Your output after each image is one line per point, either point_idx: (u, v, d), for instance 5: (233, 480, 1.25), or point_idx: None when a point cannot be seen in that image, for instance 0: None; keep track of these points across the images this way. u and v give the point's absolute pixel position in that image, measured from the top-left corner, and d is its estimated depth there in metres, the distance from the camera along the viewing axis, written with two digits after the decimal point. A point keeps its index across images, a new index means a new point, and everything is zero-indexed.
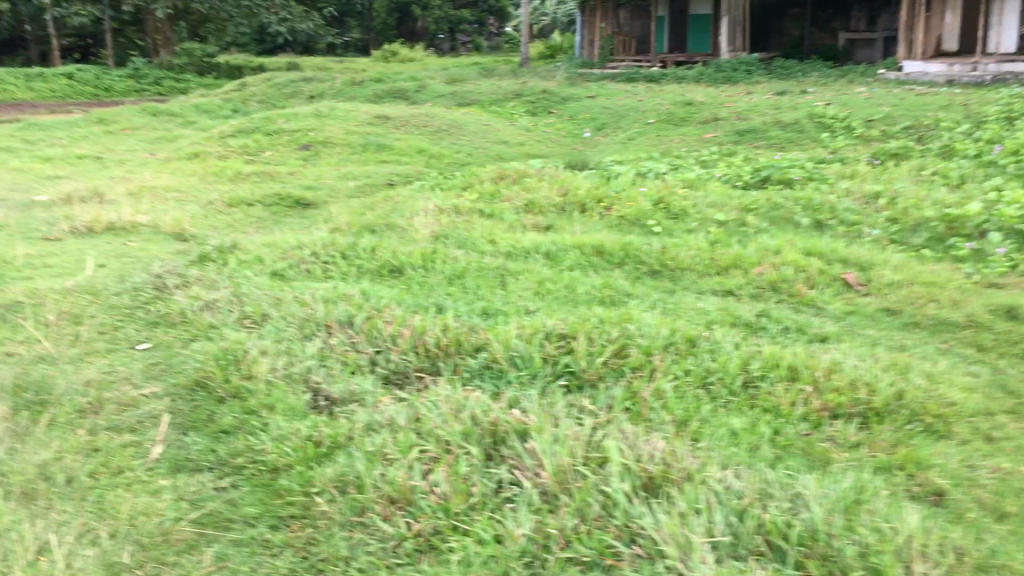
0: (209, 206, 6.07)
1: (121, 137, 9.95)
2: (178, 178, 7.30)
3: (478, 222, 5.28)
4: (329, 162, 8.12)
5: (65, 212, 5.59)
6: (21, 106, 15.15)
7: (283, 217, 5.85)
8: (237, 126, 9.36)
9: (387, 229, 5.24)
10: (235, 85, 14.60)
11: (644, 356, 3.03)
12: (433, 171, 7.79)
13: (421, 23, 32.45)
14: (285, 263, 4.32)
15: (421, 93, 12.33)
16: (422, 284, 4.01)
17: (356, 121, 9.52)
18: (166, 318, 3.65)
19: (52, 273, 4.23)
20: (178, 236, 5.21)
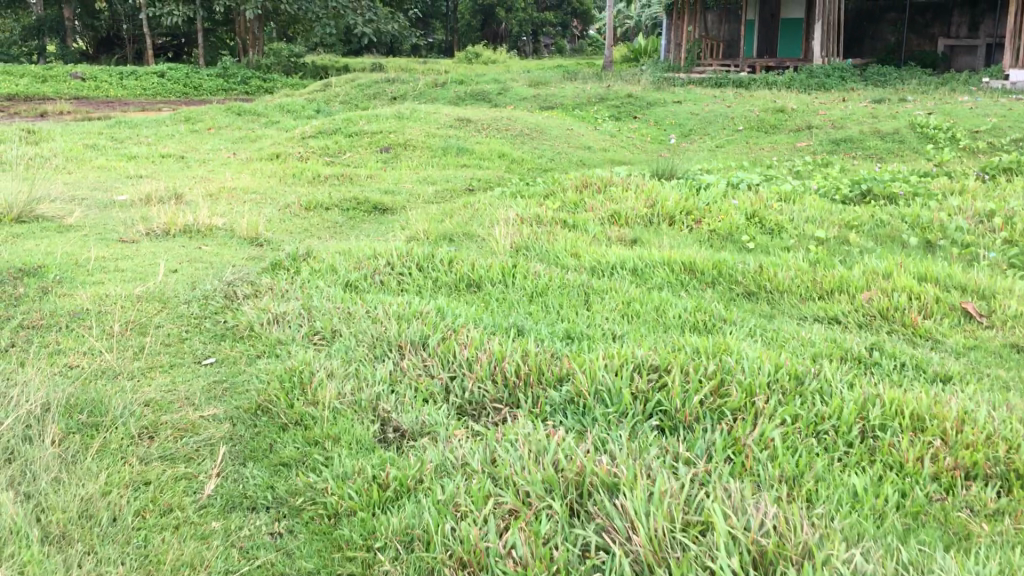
0: (285, 209, 5.94)
1: (205, 136, 9.99)
2: (257, 179, 7.22)
3: (561, 234, 5.00)
4: (409, 166, 7.95)
5: (143, 213, 5.52)
6: (112, 102, 15.50)
7: (359, 223, 5.68)
8: (319, 127, 9.29)
9: (465, 239, 5.00)
10: (319, 84, 14.64)
11: (746, 396, 2.71)
12: (514, 177, 7.55)
13: (505, 24, 32.41)
14: (358, 273, 4.12)
15: (503, 95, 12.14)
16: (501, 302, 3.75)
17: (438, 124, 9.35)
18: (233, 331, 3.47)
19: (124, 277, 4.12)
20: (253, 239, 5.08)
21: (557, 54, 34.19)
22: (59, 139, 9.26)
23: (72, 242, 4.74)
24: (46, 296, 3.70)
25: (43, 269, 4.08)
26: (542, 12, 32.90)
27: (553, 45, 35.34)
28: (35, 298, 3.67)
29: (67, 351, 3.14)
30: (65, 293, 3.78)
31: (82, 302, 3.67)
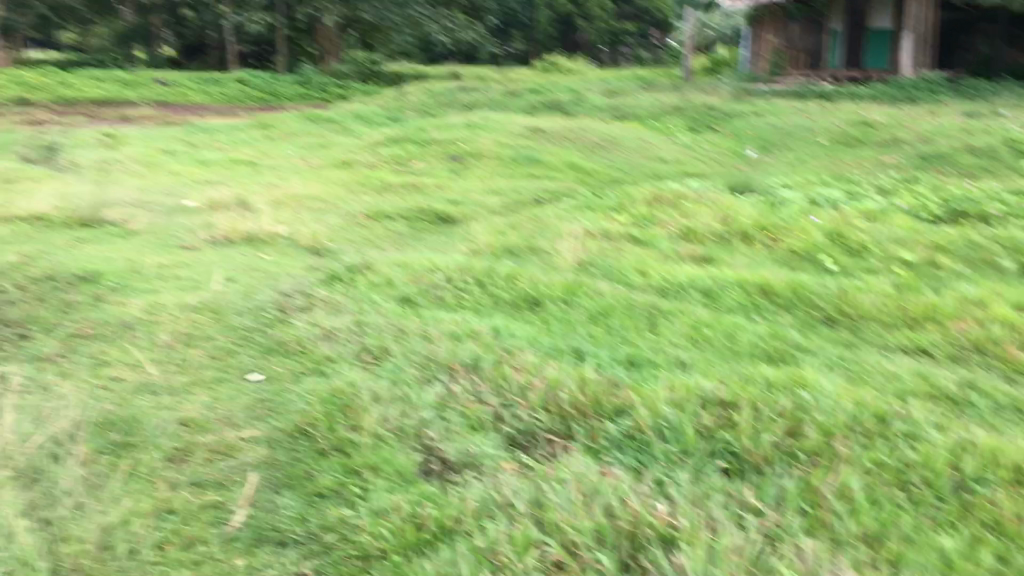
0: (349, 218, 5.86)
1: (278, 143, 10.05)
2: (325, 187, 7.18)
3: (629, 250, 4.79)
4: (478, 175, 7.83)
5: (207, 219, 5.50)
6: (194, 108, 15.82)
7: (422, 234, 5.56)
8: (390, 135, 9.23)
9: (529, 253, 4.83)
10: (395, 92, 14.66)
11: (824, 440, 2.46)
12: (585, 189, 7.36)
13: (583, 33, 32.24)
14: (415, 287, 3.98)
15: (578, 105, 11.95)
16: (562, 322, 3.55)
17: (509, 133, 9.21)
18: (283, 345, 3.36)
19: (179, 286, 4.06)
20: (313, 249, 5.00)
21: (636, 63, 33.87)
22: (137, 143, 9.41)
23: (134, 249, 4.73)
24: (100, 304, 3.65)
25: (100, 276, 4.05)
26: (622, 21, 32.63)
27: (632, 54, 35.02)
28: (88, 306, 3.62)
29: (113, 362, 3.07)
30: (119, 301, 3.74)
31: (134, 312, 3.61)
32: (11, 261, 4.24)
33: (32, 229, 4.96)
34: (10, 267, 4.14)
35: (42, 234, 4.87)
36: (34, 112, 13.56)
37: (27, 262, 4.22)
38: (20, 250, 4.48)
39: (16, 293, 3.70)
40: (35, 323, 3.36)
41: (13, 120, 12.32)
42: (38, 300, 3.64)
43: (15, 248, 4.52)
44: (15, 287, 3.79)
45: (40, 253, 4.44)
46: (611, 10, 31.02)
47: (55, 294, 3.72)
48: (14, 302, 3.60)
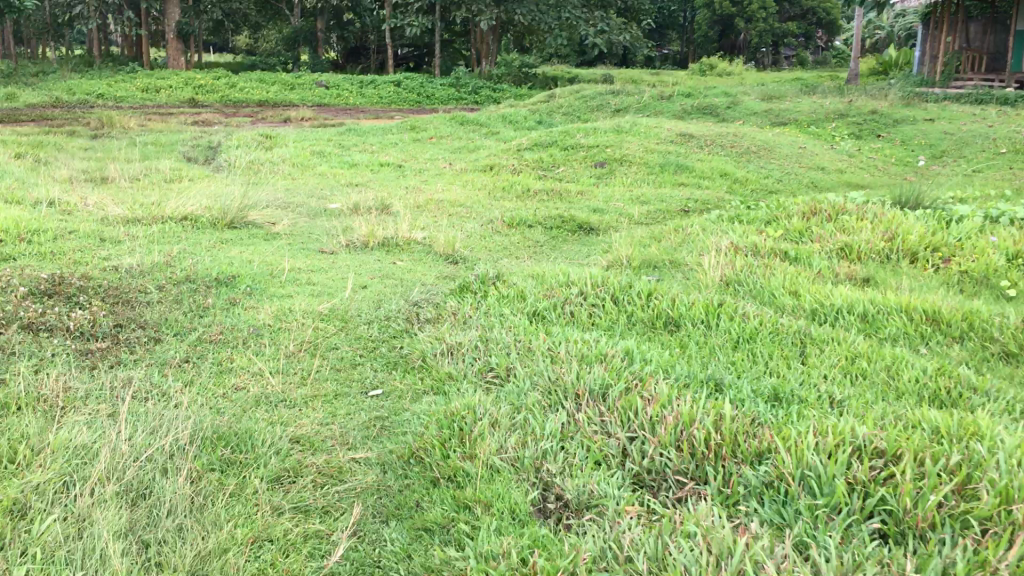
0: (488, 224, 5.77)
1: (426, 146, 10.13)
2: (467, 192, 7.14)
3: (779, 268, 4.44)
4: (623, 182, 7.60)
5: (348, 224, 5.54)
6: (352, 110, 16.31)
7: (560, 243, 5.39)
8: (536, 139, 9.13)
9: (670, 269, 4.57)
10: (545, 95, 14.60)
11: (1003, 505, 2.08)
12: (735, 199, 6.99)
13: (743, 35, 31.31)
14: (547, 302, 3.81)
15: (733, 109, 11.50)
16: (701, 347, 3.29)
17: (658, 139, 8.91)
18: (406, 360, 3.27)
19: (312, 293, 4.06)
20: (449, 256, 4.92)
21: (797, 66, 32.62)
22: (292, 145, 9.70)
23: (273, 252, 4.79)
24: (233, 309, 3.68)
25: (237, 279, 4.10)
26: (785, 21, 31.48)
27: (794, 55, 33.74)
28: (222, 311, 3.66)
29: (237, 370, 3.06)
30: (253, 306, 3.76)
31: (264, 318, 3.62)
32: (157, 261, 4.36)
33: (181, 229, 5.12)
34: (155, 268, 4.26)
35: (191, 235, 5.01)
36: (204, 112, 14.28)
37: (171, 264, 4.33)
38: (167, 250, 4.62)
39: (156, 295, 3.78)
40: (168, 327, 3.41)
41: (184, 121, 13.01)
42: (176, 303, 3.70)
43: (163, 248, 4.66)
44: (155, 289, 3.88)
45: (184, 254, 4.55)
46: (774, 11, 30.00)
47: (192, 298, 3.78)
48: (152, 304, 3.67)
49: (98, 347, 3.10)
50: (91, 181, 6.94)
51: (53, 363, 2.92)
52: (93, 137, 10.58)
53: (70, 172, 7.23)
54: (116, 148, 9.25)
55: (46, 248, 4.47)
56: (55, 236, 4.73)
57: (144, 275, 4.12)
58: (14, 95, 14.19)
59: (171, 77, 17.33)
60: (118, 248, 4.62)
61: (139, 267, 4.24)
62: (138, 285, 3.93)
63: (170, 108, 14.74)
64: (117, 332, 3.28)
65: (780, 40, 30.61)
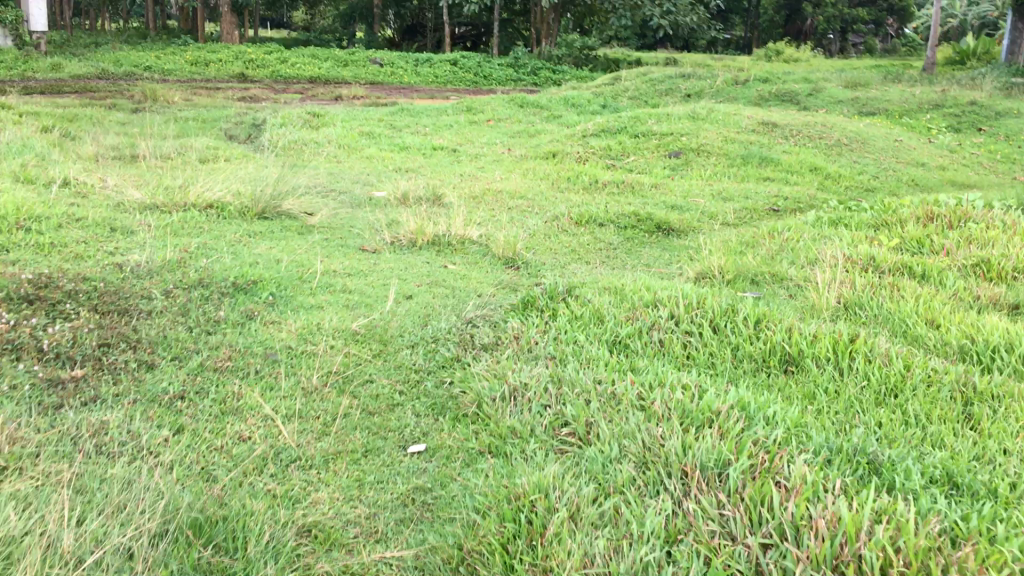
0: (553, 222, 5.08)
1: (483, 128, 9.45)
2: (528, 182, 6.45)
3: (910, 285, 3.64)
4: (701, 175, 6.84)
5: (394, 217, 4.91)
6: (406, 89, 15.67)
7: (637, 247, 4.68)
8: (603, 124, 8.38)
9: (772, 288, 3.82)
10: (610, 78, 13.80)
11: None
12: (831, 198, 6.19)
13: (811, 19, 30.16)
14: (628, 328, 3.11)
15: (815, 97, 10.61)
16: (834, 402, 2.54)
17: (738, 127, 8.09)
18: (457, 406, 2.59)
19: (347, 306, 3.42)
20: (508, 261, 4.25)
21: (866, 54, 31.44)
22: (340, 124, 9.11)
23: (307, 250, 4.17)
24: (248, 325, 3.04)
25: (259, 283, 3.47)
26: (855, 8, 30.31)
27: (863, 43, 32.51)
28: (238, 326, 3.03)
29: (243, 414, 2.42)
30: (275, 321, 3.12)
31: (286, 337, 2.98)
32: (169, 258, 3.75)
33: (204, 218, 4.51)
34: (166, 267, 3.64)
35: (216, 226, 4.40)
36: (253, 88, 13.77)
37: (186, 262, 3.72)
38: (185, 245, 4.01)
39: (159, 303, 3.17)
40: (168, 347, 2.78)
41: (230, 96, 12.50)
42: (182, 315, 3.08)
43: (181, 242, 4.05)
44: (160, 294, 3.26)
45: (203, 250, 3.94)
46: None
47: (204, 308, 3.16)
48: (153, 315, 3.05)
49: (71, 377, 2.48)
50: (119, 160, 6.39)
51: (9, 402, 2.30)
52: (134, 111, 10.10)
53: (98, 149, 6.69)
54: (155, 124, 8.73)
55: (46, 239, 3.89)
56: (60, 226, 4.15)
57: (152, 275, 3.52)
58: (62, 66, 13.83)
59: (222, 50, 16.86)
60: (129, 241, 4.02)
61: (147, 266, 3.63)
62: (141, 288, 3.32)
63: (218, 83, 14.27)
64: (101, 354, 2.66)
65: (849, 26, 29.52)
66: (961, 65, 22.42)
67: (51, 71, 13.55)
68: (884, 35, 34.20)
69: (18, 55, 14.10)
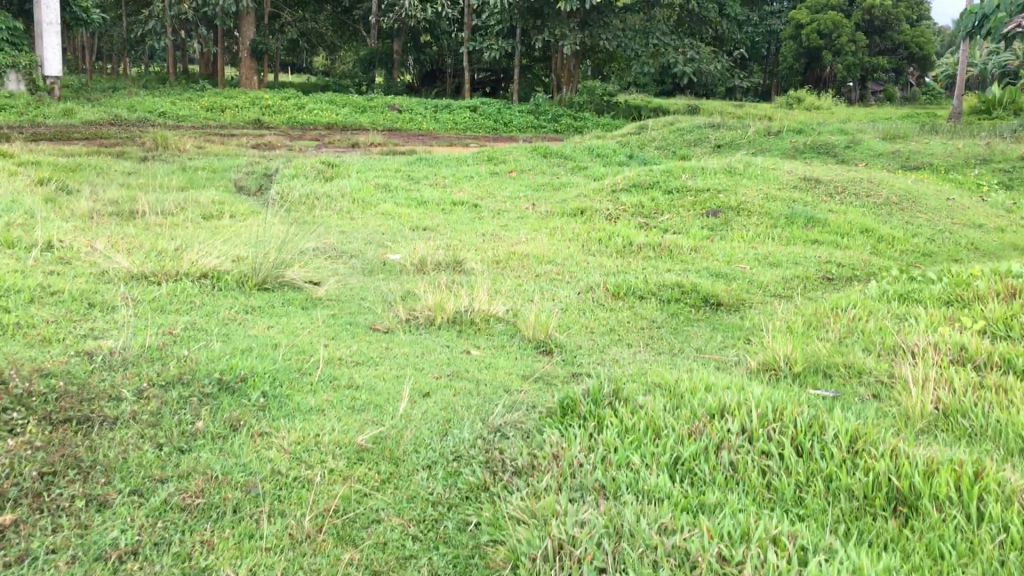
0: (587, 293, 4.55)
1: (505, 180, 8.98)
2: (556, 244, 5.95)
3: (1018, 384, 3.07)
4: (742, 235, 6.32)
5: (410, 288, 4.39)
6: (424, 136, 15.28)
7: (683, 326, 4.15)
8: (633, 178, 7.87)
9: (851, 385, 3.25)
10: (636, 126, 13.34)
11: None
12: (889, 265, 5.64)
13: (831, 67, 29.88)
14: (692, 446, 2.55)
15: (853, 149, 10.10)
16: (970, 567, 1.96)
17: (778, 182, 7.57)
18: (484, 564, 2.04)
19: (352, 409, 2.88)
20: (539, 345, 3.72)
21: (887, 102, 31.09)
22: (354, 175, 8.67)
23: (310, 330, 3.66)
24: (231, 440, 2.52)
25: (250, 378, 2.95)
26: (876, 57, 30.01)
27: (883, 90, 32.20)
28: (219, 442, 2.51)
29: None
30: (264, 433, 2.60)
31: (276, 456, 2.45)
32: (148, 343, 3.24)
33: (197, 290, 4.01)
34: (144, 356, 3.14)
35: (210, 300, 3.91)
36: (268, 135, 13.41)
37: (167, 349, 3.22)
38: (170, 326, 3.51)
39: (127, 409, 2.66)
40: (129, 475, 2.28)
41: (244, 143, 12.14)
42: (153, 426, 2.57)
43: (167, 322, 3.55)
44: (131, 396, 2.75)
45: (190, 334, 3.44)
46: (863, 44, 28.99)
47: (181, 416, 2.65)
48: (118, 428, 2.54)
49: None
50: (116, 217, 5.94)
51: None
52: (142, 160, 9.70)
53: (95, 204, 6.24)
54: (160, 175, 8.31)
55: (12, 318, 3.40)
56: (31, 300, 3.66)
57: (126, 367, 3.01)
58: (74, 111, 13.54)
59: (239, 96, 16.58)
60: (106, 320, 3.52)
61: (123, 353, 3.12)
62: (109, 387, 2.81)
63: (233, 130, 13.94)
64: (43, 489, 2.16)
65: (870, 74, 29.28)
66: (989, 115, 21.88)
67: (62, 116, 13.25)
68: (904, 83, 33.86)
69: (30, 100, 13.83)
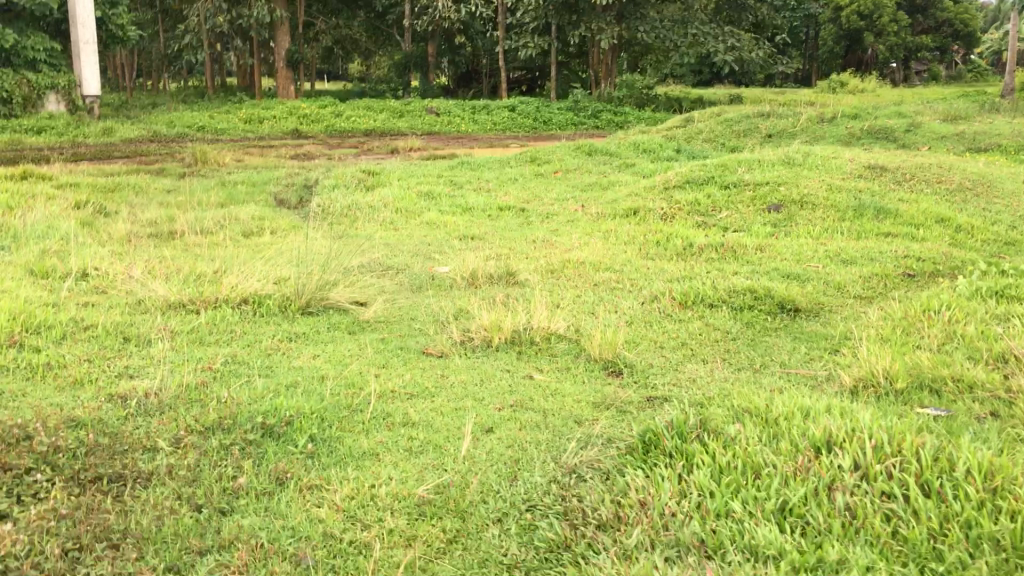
0: (652, 303, 4.23)
1: (551, 181, 8.67)
2: (612, 249, 5.63)
3: None
4: (810, 230, 5.94)
5: (462, 306, 4.11)
6: (463, 138, 15.01)
7: (762, 336, 3.81)
8: (686, 174, 7.51)
9: (965, 404, 2.89)
10: (681, 118, 12.95)
11: None
12: (974, 258, 5.23)
13: (873, 48, 29.12)
14: (801, 489, 2.22)
15: (914, 132, 9.62)
16: None
17: (842, 172, 7.16)
18: None
19: (410, 452, 2.60)
20: (607, 365, 3.41)
21: (932, 81, 30.30)
22: (395, 183, 8.42)
23: (359, 360, 3.39)
24: (278, 500, 2.25)
25: (296, 419, 2.68)
26: (920, 35, 29.23)
27: (928, 70, 31.34)
28: (265, 501, 2.26)
29: None
30: (315, 486, 2.34)
31: (328, 516, 2.19)
32: (186, 383, 3.00)
33: (237, 318, 3.76)
34: (181, 398, 2.89)
35: (252, 329, 3.66)
36: (306, 144, 13.25)
37: (206, 390, 2.96)
38: (209, 360, 3.26)
39: (163, 463, 2.40)
40: (165, 548, 2.02)
41: (282, 154, 11.98)
42: (191, 482, 2.31)
43: (206, 356, 3.30)
44: (167, 446, 2.50)
45: (231, 369, 3.19)
46: (906, 23, 28.23)
47: (224, 468, 2.39)
48: (153, 486, 2.29)
49: None
50: (153, 239, 5.75)
51: None
52: (180, 177, 9.55)
53: (132, 227, 6.05)
54: (199, 191, 8.14)
55: (41, 358, 3.16)
56: (62, 337, 3.44)
57: (163, 413, 2.77)
58: (112, 129, 13.50)
59: (275, 106, 16.47)
60: (142, 356, 3.28)
61: (159, 395, 2.87)
62: (144, 437, 2.56)
63: (272, 141, 13.80)
64: (69, 569, 1.90)
65: (914, 54, 28.55)
66: None
67: (100, 135, 13.20)
68: (949, 62, 32.93)
69: (69, 120, 13.82)
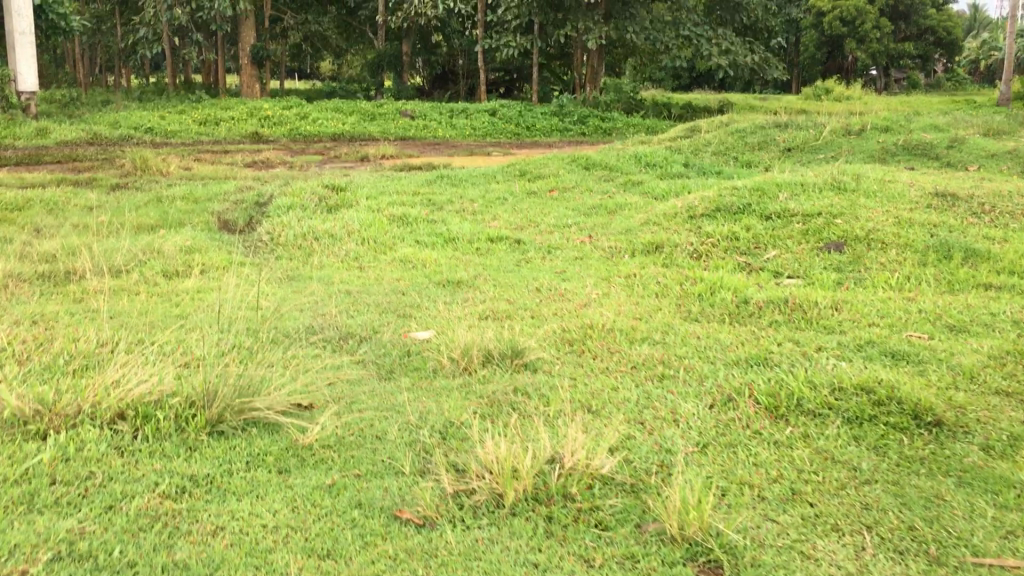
0: (726, 411, 2.93)
1: (548, 202, 7.37)
2: (641, 302, 4.35)
3: None
4: (887, 279, 4.67)
5: (451, 418, 2.79)
6: (441, 144, 13.68)
7: (908, 476, 2.51)
8: (714, 196, 6.24)
9: None
10: (683, 126, 11.69)
11: None
12: None
13: (854, 56, 28.23)
14: None
15: (957, 148, 8.42)
16: None
17: (906, 201, 5.90)
18: None
19: None
20: (693, 550, 2.10)
21: (911, 90, 29.54)
22: (362, 202, 7.09)
23: (287, 542, 2.06)
24: None
25: None
26: (902, 44, 28.39)
27: (908, 78, 30.56)
28: None
29: None
30: None
31: None
32: None
33: (103, 453, 2.41)
34: None
35: (124, 474, 2.32)
36: (266, 150, 11.88)
37: None
38: (29, 558, 1.91)
39: None
40: None
41: (237, 162, 10.62)
42: None
43: (26, 547, 1.95)
44: None
45: None
46: (889, 30, 27.32)
47: None
48: None
49: None
50: (42, 287, 4.38)
51: None
52: (109, 190, 8.14)
53: (19, 266, 4.67)
54: (125, 210, 6.77)
55: None
56: None
57: None
58: (48, 130, 12.00)
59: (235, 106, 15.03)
60: None
61: None
62: None
63: (227, 145, 12.38)
64: None
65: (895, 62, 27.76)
66: None
67: (33, 137, 11.71)
68: (929, 71, 32.20)
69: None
